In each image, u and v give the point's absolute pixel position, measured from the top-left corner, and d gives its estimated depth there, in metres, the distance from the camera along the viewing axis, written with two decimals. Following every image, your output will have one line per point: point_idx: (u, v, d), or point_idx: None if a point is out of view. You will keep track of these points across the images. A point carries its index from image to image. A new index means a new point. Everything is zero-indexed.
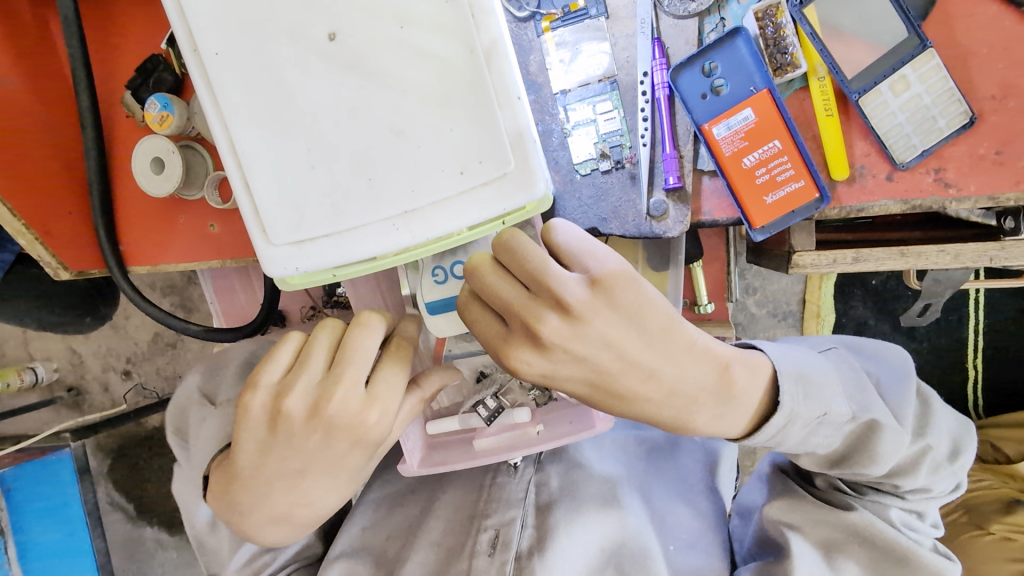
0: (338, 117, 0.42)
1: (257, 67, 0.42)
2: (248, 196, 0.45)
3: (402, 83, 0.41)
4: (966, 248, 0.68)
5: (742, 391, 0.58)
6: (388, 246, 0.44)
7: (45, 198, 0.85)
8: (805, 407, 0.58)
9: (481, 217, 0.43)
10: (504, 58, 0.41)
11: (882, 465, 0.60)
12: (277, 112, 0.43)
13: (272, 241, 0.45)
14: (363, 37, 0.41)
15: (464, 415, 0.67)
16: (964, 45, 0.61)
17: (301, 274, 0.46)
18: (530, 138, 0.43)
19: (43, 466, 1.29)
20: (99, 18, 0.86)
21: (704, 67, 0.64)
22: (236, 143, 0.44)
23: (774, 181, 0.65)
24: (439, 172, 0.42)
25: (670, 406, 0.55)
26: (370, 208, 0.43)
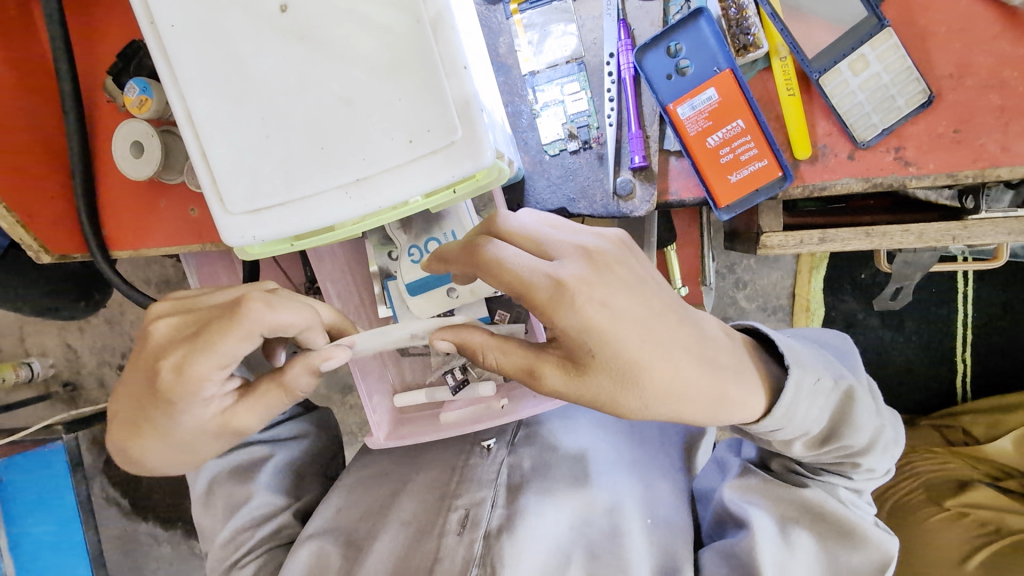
0: (290, 86, 0.43)
1: (212, 37, 0.43)
2: (205, 164, 0.46)
3: (351, 54, 0.42)
4: (929, 228, 0.69)
5: (739, 362, 0.57)
6: (342, 213, 0.45)
7: (28, 181, 0.86)
8: (805, 375, 0.59)
9: (431, 185, 0.44)
10: (450, 28, 0.42)
11: (863, 433, 0.62)
12: (231, 82, 0.44)
13: (229, 209, 0.46)
14: (313, 8, 0.42)
15: (430, 389, 0.69)
16: (922, 24, 0.62)
17: (258, 243, 0.47)
18: (478, 108, 0.43)
19: (35, 457, 1.31)
20: (82, 5, 0.88)
21: (669, 48, 0.65)
22: (192, 113, 0.45)
23: (738, 160, 0.65)
24: (390, 141, 0.43)
25: (706, 373, 0.53)
26: (323, 176, 0.44)
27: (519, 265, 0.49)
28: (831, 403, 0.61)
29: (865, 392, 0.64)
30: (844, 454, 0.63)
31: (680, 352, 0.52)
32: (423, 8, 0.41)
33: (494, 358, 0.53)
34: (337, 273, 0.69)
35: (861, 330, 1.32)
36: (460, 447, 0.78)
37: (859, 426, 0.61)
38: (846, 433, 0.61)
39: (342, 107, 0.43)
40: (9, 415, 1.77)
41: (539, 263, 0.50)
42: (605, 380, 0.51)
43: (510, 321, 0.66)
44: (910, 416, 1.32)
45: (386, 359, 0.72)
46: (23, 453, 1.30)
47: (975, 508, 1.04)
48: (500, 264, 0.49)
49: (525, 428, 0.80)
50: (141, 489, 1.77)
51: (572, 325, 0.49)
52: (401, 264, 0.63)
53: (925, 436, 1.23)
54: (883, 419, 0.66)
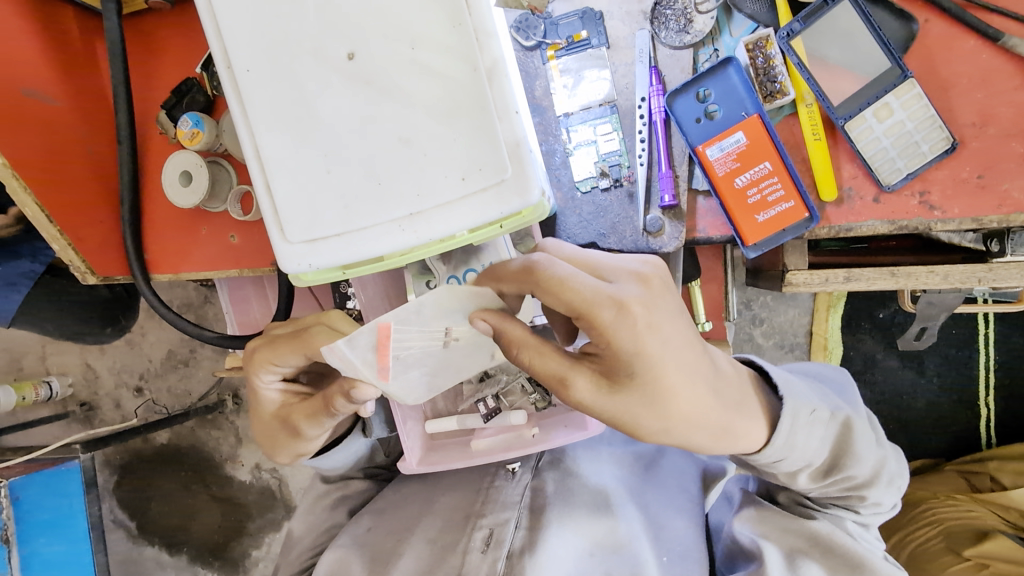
0: (353, 127, 0.47)
1: (283, 81, 0.47)
2: (269, 196, 0.49)
3: (411, 98, 0.46)
4: (954, 269, 0.71)
5: (738, 388, 0.59)
6: (395, 245, 0.48)
7: (80, 205, 0.90)
8: (801, 403, 0.59)
9: (480, 220, 0.47)
10: (504, 76, 0.45)
11: (865, 464, 0.62)
12: (298, 121, 0.47)
13: (288, 238, 0.49)
14: (379, 56, 0.46)
15: (462, 417, 0.71)
16: (943, 75, 0.65)
17: (313, 270, 0.50)
18: (527, 149, 0.46)
19: (55, 476, 1.31)
20: (142, 45, 0.94)
21: (699, 93, 0.69)
22: (260, 149, 0.48)
23: (765, 201, 0.68)
24: (444, 178, 0.46)
25: (716, 396, 0.55)
26: (379, 209, 0.47)
27: (580, 285, 0.51)
28: (829, 434, 0.61)
29: (864, 423, 0.65)
30: (851, 485, 0.63)
31: (687, 383, 0.53)
32: (480, 58, 0.45)
33: (527, 357, 0.53)
34: (372, 299, 0.71)
35: (882, 371, 1.31)
36: (484, 470, 0.78)
37: (863, 457, 0.62)
38: (848, 464, 0.62)
39: (400, 146, 0.46)
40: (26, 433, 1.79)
41: (600, 286, 0.52)
42: (630, 405, 0.53)
43: None
44: (933, 460, 1.29)
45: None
46: (42, 471, 1.32)
47: (995, 559, 1.02)
48: (562, 282, 0.51)
49: (549, 453, 0.80)
50: (149, 512, 1.77)
51: (628, 344, 0.51)
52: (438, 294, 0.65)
53: (949, 481, 1.21)
54: (885, 449, 0.67)
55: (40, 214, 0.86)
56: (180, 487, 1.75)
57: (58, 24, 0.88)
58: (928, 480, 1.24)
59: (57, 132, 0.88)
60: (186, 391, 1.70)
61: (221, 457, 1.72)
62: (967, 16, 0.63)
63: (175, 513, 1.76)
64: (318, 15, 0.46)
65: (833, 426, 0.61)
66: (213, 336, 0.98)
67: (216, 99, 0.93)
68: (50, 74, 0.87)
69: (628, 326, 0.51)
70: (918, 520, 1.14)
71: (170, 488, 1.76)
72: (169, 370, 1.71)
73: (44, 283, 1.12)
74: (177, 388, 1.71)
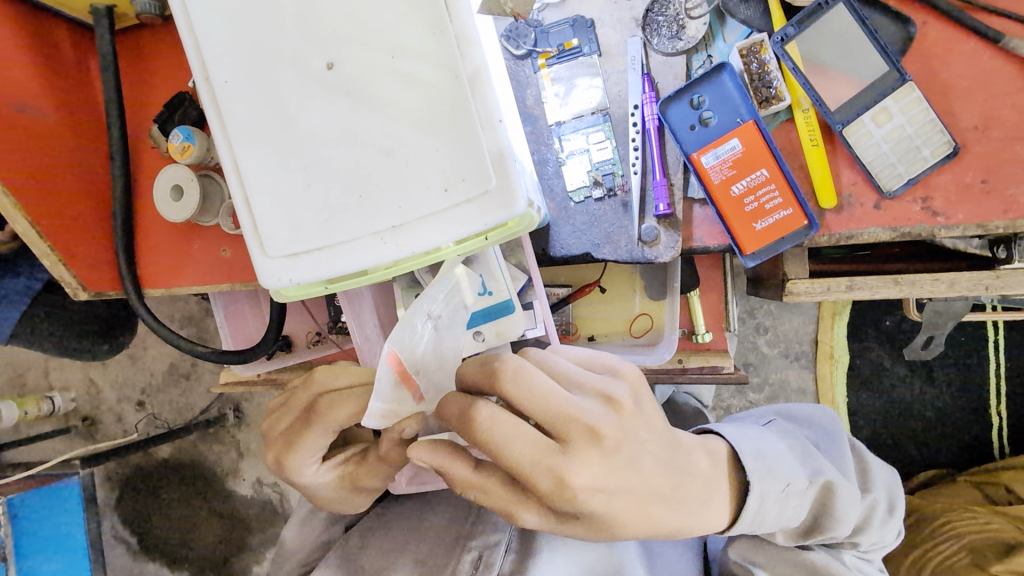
0: (333, 138, 0.46)
1: (262, 92, 0.46)
2: (248, 210, 0.48)
3: (391, 108, 0.44)
4: (960, 277, 0.69)
5: (708, 481, 0.53)
6: (377, 259, 0.46)
7: (72, 221, 0.89)
8: (772, 482, 0.56)
9: (464, 233, 0.45)
10: (487, 84, 0.44)
11: (848, 524, 0.60)
12: (277, 133, 0.46)
13: (268, 253, 0.48)
14: (358, 66, 0.45)
15: None
16: (943, 77, 0.64)
17: (294, 286, 0.49)
18: (512, 158, 0.45)
19: (52, 493, 1.31)
20: (135, 59, 0.94)
21: (692, 100, 0.67)
22: (239, 162, 0.47)
23: (762, 209, 0.66)
24: (426, 190, 0.45)
25: (677, 511, 0.50)
26: (359, 223, 0.46)
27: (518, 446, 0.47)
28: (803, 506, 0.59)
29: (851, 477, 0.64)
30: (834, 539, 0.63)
31: (637, 517, 0.49)
32: (461, 66, 0.44)
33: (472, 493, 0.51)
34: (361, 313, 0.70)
35: (889, 379, 1.28)
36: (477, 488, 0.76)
37: (846, 521, 0.60)
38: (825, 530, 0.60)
39: (381, 157, 0.45)
40: (28, 448, 1.79)
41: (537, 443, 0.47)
42: (582, 528, 0.49)
43: None
44: (945, 471, 1.26)
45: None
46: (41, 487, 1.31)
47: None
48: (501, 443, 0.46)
49: None
50: (150, 527, 1.75)
51: (579, 484, 0.46)
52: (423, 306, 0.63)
53: (964, 493, 1.18)
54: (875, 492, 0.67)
55: (31, 230, 0.85)
56: (180, 503, 1.74)
57: (51, 40, 0.88)
58: (941, 492, 1.21)
59: (48, 147, 0.87)
60: (187, 405, 1.69)
61: (221, 472, 1.70)
62: (965, 18, 0.62)
63: (175, 529, 1.74)
64: (297, 24, 0.45)
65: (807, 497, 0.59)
66: (206, 351, 0.97)
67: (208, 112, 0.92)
68: (43, 91, 0.87)
69: (579, 460, 0.46)
70: (937, 535, 1.11)
71: (170, 503, 1.74)
72: (169, 384, 1.70)
73: (41, 298, 1.11)
74: (178, 403, 1.70)
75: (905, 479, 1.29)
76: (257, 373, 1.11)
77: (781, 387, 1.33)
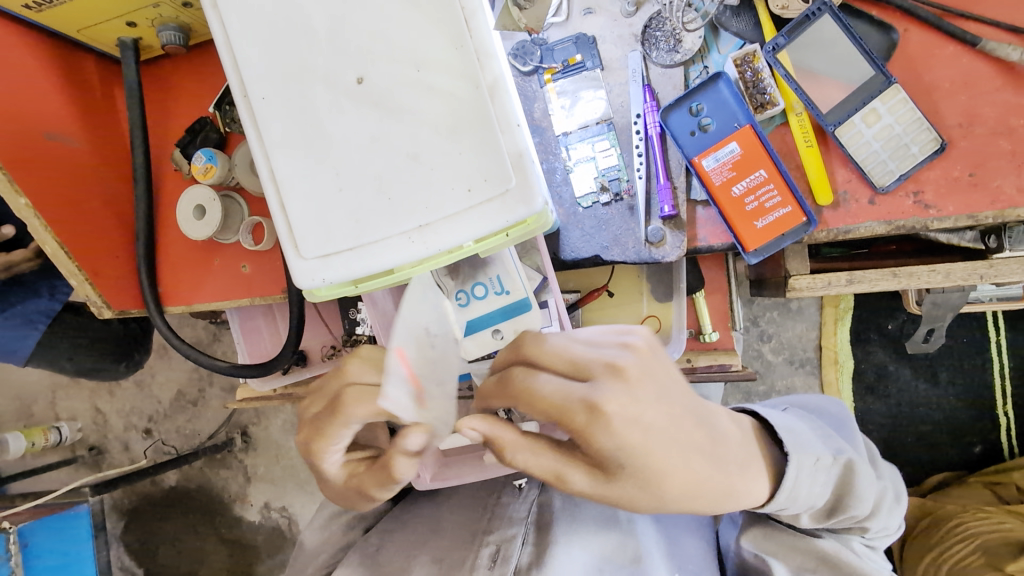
0: (363, 145, 0.49)
1: (296, 106, 0.50)
2: (283, 215, 0.51)
3: (417, 115, 0.48)
4: (956, 266, 0.72)
5: (743, 448, 0.57)
6: (405, 256, 0.50)
7: (98, 243, 0.93)
8: (803, 454, 0.59)
9: (487, 229, 0.49)
10: (505, 92, 0.48)
11: (865, 505, 0.62)
12: (311, 142, 0.50)
13: (302, 255, 0.51)
14: (386, 79, 0.48)
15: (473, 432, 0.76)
16: (927, 78, 0.68)
17: (326, 285, 0.52)
18: (530, 159, 0.48)
19: (63, 520, 1.35)
20: (158, 87, 0.99)
21: (691, 108, 0.71)
22: (275, 171, 0.51)
23: (762, 207, 0.69)
24: (451, 191, 0.48)
25: (716, 466, 0.53)
26: (389, 223, 0.49)
27: (549, 390, 0.50)
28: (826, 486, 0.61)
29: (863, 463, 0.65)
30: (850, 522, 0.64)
31: (680, 464, 0.51)
32: (482, 76, 0.47)
33: (521, 461, 0.52)
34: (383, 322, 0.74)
35: (894, 382, 1.30)
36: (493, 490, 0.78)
37: (861, 502, 0.62)
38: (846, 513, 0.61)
39: (409, 162, 0.49)
40: (35, 479, 1.79)
41: (567, 386, 0.50)
42: (630, 485, 0.51)
43: None
44: (955, 473, 1.27)
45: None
46: (49, 517, 1.32)
47: None
48: (530, 391, 0.51)
49: None
50: (158, 556, 1.75)
51: (613, 414, 0.48)
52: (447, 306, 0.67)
53: (975, 493, 1.18)
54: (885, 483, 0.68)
55: (60, 251, 0.88)
56: (188, 528, 1.73)
57: (79, 71, 0.93)
58: (952, 493, 1.22)
59: (76, 170, 0.91)
60: (196, 431, 1.70)
61: (229, 496, 1.71)
62: (944, 24, 0.66)
63: (184, 556, 1.73)
64: (329, 42, 0.49)
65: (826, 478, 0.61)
66: (225, 366, 0.99)
67: (227, 135, 0.97)
68: (72, 119, 0.92)
69: (604, 391, 0.49)
70: (950, 537, 1.11)
71: (179, 530, 1.74)
72: (176, 411, 1.71)
73: (60, 319, 1.14)
74: (186, 428, 1.71)
75: (916, 482, 1.30)
76: (274, 387, 1.14)
77: (786, 394, 1.34)
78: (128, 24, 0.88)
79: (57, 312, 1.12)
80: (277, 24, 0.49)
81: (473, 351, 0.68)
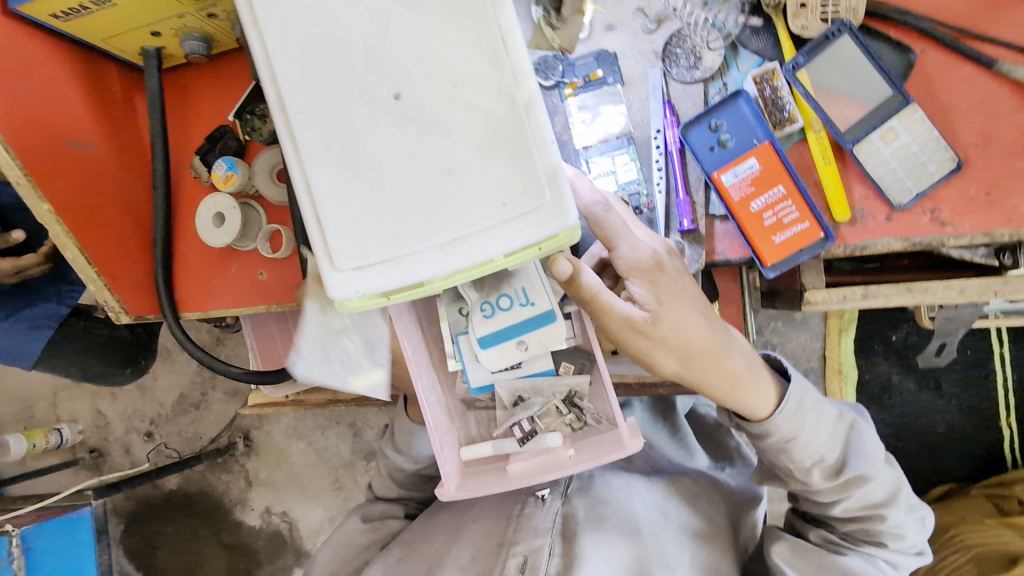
0: (399, 160, 0.50)
1: (332, 119, 0.51)
2: (318, 227, 0.52)
3: (454, 130, 0.49)
4: (970, 283, 0.73)
5: (729, 340, 0.69)
6: (439, 269, 0.50)
7: (117, 248, 0.94)
8: (747, 357, 0.69)
9: (521, 243, 0.49)
10: (540, 109, 0.49)
11: (816, 431, 0.69)
12: (347, 156, 0.51)
13: (337, 266, 0.52)
14: (423, 94, 0.49)
15: (497, 442, 0.77)
16: (944, 98, 0.69)
17: (358, 297, 0.52)
18: (564, 175, 0.50)
19: (65, 524, 1.36)
20: (179, 94, 1.00)
21: (711, 124, 0.72)
22: (312, 183, 0.51)
23: (781, 223, 0.71)
24: (486, 205, 0.49)
25: (714, 334, 0.67)
26: (424, 236, 0.50)
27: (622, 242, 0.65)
28: (840, 439, 0.70)
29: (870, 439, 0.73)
30: (865, 497, 0.70)
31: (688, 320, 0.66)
32: (518, 93, 0.49)
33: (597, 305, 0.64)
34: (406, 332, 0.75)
35: (897, 393, 1.31)
36: (514, 499, 0.79)
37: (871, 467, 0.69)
38: (858, 472, 0.69)
39: (445, 176, 0.50)
40: (35, 481, 1.79)
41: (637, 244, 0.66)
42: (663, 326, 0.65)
43: (576, 372, 0.76)
44: (958, 484, 1.28)
45: (454, 413, 0.81)
46: (52, 521, 1.32)
47: None
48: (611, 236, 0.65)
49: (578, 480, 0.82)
50: (157, 559, 1.74)
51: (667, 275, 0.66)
52: (471, 317, 0.68)
53: (976, 504, 1.20)
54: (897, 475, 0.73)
55: (81, 257, 0.89)
56: (188, 533, 1.73)
57: (102, 79, 0.94)
58: (954, 504, 1.23)
59: (97, 177, 0.92)
60: (197, 434, 1.70)
61: (230, 502, 1.71)
62: (961, 47, 0.68)
63: (183, 560, 1.73)
64: (366, 56, 0.50)
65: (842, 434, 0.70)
66: (239, 372, 1.00)
67: (247, 143, 0.98)
68: (94, 126, 0.92)
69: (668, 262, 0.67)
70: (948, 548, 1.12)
71: (179, 534, 1.74)
72: (178, 414, 1.71)
73: (69, 324, 1.15)
74: (187, 432, 1.71)
75: (919, 493, 1.31)
76: (286, 394, 1.15)
77: None
78: (152, 33, 0.89)
79: (66, 316, 1.12)
80: (314, 39, 0.50)
81: (496, 363, 0.69)
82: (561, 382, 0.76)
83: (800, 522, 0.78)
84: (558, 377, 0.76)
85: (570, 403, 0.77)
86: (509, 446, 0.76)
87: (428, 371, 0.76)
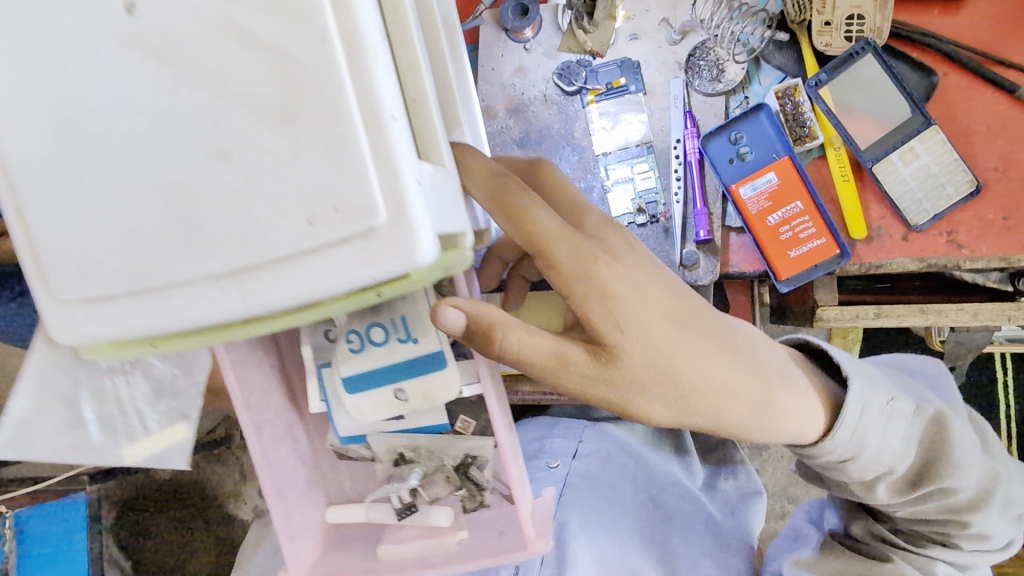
0: (142, 136, 0.36)
1: (34, 61, 0.36)
2: (24, 232, 0.39)
3: (224, 85, 0.34)
4: (983, 307, 0.73)
5: (751, 364, 0.58)
6: (213, 312, 0.37)
7: None
8: (784, 378, 0.60)
9: (343, 285, 0.35)
10: (367, 60, 0.33)
11: (886, 442, 0.62)
12: (62, 124, 0.36)
13: (57, 294, 0.39)
14: (161, 13, 0.34)
15: (369, 508, 0.70)
16: (965, 121, 0.69)
17: (106, 343, 0.42)
18: (409, 180, 0.34)
19: (59, 508, 1.32)
20: None
21: (731, 136, 0.73)
22: (8, 164, 0.38)
23: (797, 238, 0.71)
24: (282, 220, 0.35)
25: (709, 370, 0.55)
26: (183, 260, 0.37)
27: (536, 213, 0.49)
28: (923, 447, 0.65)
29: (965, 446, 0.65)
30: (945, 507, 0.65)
31: (682, 349, 0.54)
32: (328, 25, 0.33)
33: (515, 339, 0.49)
34: (250, 365, 0.64)
35: None
36: None
37: (957, 477, 0.64)
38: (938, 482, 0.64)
39: (212, 159, 0.35)
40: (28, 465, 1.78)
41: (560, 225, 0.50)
42: (636, 364, 0.52)
43: (476, 432, 0.65)
44: None
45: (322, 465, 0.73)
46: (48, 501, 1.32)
47: None
48: (525, 211, 0.49)
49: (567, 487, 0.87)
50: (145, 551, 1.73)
51: (612, 278, 0.51)
52: (338, 349, 0.58)
53: None
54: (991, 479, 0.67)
55: None
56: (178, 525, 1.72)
57: None
58: None
59: None
60: None
61: (224, 493, 1.70)
62: (985, 71, 0.68)
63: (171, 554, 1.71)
64: None
65: (924, 440, 0.65)
66: None
67: None
68: None
69: (618, 263, 0.52)
70: None
71: (169, 526, 1.72)
72: None
73: None
74: None
75: None
76: None
77: None
78: None
79: None
80: None
81: (371, 416, 0.59)
82: (455, 445, 0.66)
83: (853, 515, 0.75)
84: (454, 436, 0.65)
85: (464, 474, 0.68)
86: (387, 516, 0.69)
87: (279, 412, 0.69)
